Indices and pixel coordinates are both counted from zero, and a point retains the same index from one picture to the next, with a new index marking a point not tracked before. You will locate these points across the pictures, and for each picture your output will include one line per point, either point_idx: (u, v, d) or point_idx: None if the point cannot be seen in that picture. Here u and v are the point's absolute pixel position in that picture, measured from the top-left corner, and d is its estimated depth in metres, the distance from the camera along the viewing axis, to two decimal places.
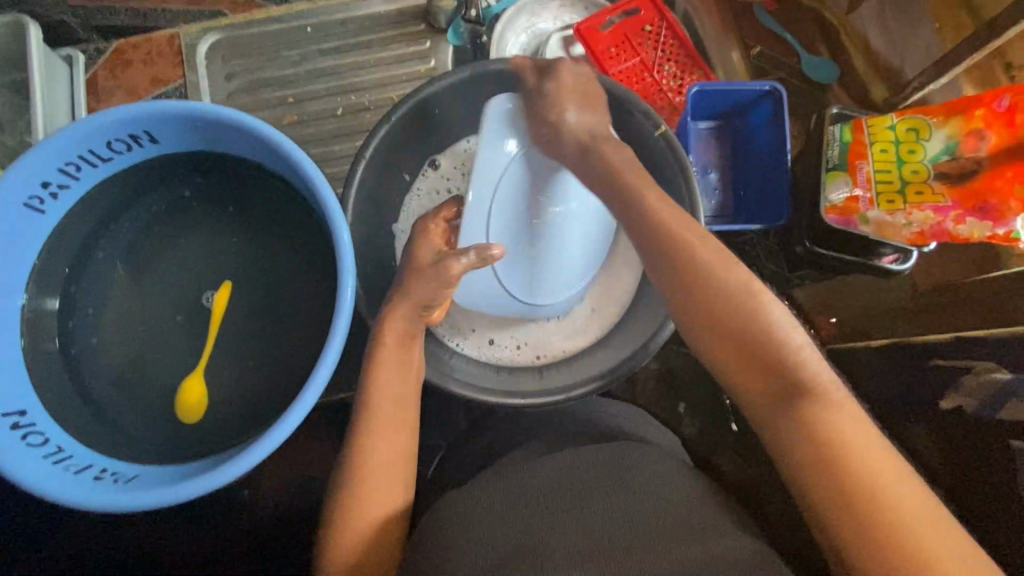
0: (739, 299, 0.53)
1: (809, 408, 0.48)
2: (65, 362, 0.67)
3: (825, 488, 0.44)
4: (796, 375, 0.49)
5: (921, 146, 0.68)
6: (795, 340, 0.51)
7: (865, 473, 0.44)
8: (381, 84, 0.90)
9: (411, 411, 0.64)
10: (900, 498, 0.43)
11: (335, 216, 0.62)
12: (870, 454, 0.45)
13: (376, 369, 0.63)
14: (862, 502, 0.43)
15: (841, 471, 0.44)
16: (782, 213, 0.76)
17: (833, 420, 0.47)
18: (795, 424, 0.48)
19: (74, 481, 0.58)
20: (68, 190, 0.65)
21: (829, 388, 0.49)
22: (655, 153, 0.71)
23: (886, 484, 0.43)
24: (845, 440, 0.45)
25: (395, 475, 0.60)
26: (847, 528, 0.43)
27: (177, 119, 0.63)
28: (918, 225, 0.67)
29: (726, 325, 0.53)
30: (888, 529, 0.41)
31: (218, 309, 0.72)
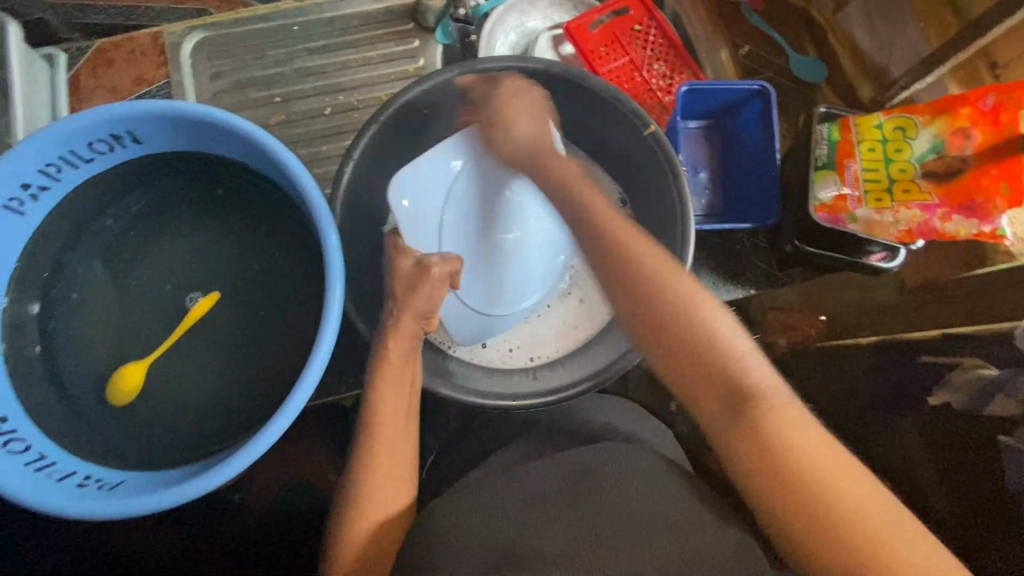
0: (675, 305, 0.50)
1: (753, 413, 0.46)
2: (46, 368, 0.66)
3: (768, 498, 0.45)
4: (735, 375, 0.48)
5: (908, 145, 0.69)
6: (740, 349, 0.49)
7: (817, 481, 0.43)
8: (370, 84, 0.89)
9: (411, 414, 0.64)
10: (853, 500, 0.43)
11: (323, 217, 0.61)
12: (815, 454, 0.44)
13: (381, 380, 0.63)
14: (819, 516, 0.43)
15: (798, 483, 0.44)
16: (770, 212, 0.76)
17: (779, 425, 0.46)
18: (744, 437, 0.46)
19: (56, 488, 0.57)
20: (49, 192, 0.64)
21: (767, 384, 0.48)
22: (645, 152, 0.71)
23: (835, 489, 0.43)
24: (791, 444, 0.45)
25: (398, 480, 0.60)
26: (809, 544, 0.43)
27: (160, 119, 0.62)
28: (905, 223, 0.68)
29: (672, 339, 0.50)
30: (841, 538, 0.42)
31: (194, 314, 0.70)
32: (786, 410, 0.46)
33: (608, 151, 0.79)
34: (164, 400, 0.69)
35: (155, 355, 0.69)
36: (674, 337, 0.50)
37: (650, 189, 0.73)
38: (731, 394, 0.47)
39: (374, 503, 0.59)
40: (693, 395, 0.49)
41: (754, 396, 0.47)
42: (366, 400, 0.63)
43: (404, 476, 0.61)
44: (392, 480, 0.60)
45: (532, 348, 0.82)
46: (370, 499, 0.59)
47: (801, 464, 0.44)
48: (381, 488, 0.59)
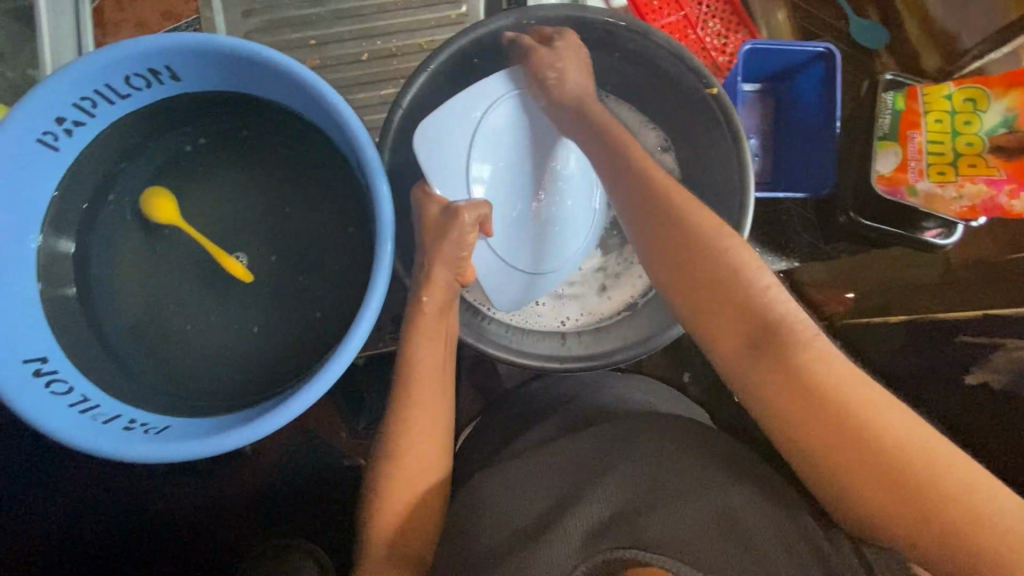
0: (727, 266, 0.53)
1: (790, 359, 0.48)
2: (84, 315, 0.65)
3: (825, 453, 0.46)
4: (767, 325, 0.50)
5: (978, 118, 0.66)
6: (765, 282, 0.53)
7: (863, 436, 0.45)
8: (409, 29, 0.85)
9: (447, 376, 0.64)
10: (907, 446, 0.44)
11: (373, 166, 0.59)
12: (868, 403, 0.46)
13: (410, 343, 0.62)
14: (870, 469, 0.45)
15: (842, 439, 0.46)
16: (826, 180, 0.73)
17: (819, 367, 0.48)
18: (784, 388, 0.48)
19: (104, 431, 0.56)
20: (83, 128, 0.61)
21: (795, 322, 0.50)
22: (704, 114, 0.68)
23: (890, 436, 0.45)
24: (841, 392, 0.46)
25: (439, 435, 0.61)
26: (864, 493, 0.45)
27: (201, 54, 0.59)
28: (969, 199, 0.65)
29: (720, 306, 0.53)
30: (892, 485, 0.44)
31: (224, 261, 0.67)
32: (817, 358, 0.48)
33: (662, 110, 0.76)
34: (203, 349, 0.68)
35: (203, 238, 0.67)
36: (726, 294, 0.52)
37: (708, 153, 0.71)
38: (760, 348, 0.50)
39: (417, 462, 0.60)
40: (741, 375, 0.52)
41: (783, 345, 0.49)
42: (403, 361, 0.63)
43: (439, 441, 0.61)
44: (428, 442, 0.61)
45: (569, 311, 0.80)
46: (411, 461, 0.60)
47: (849, 425, 0.45)
48: (419, 448, 0.60)
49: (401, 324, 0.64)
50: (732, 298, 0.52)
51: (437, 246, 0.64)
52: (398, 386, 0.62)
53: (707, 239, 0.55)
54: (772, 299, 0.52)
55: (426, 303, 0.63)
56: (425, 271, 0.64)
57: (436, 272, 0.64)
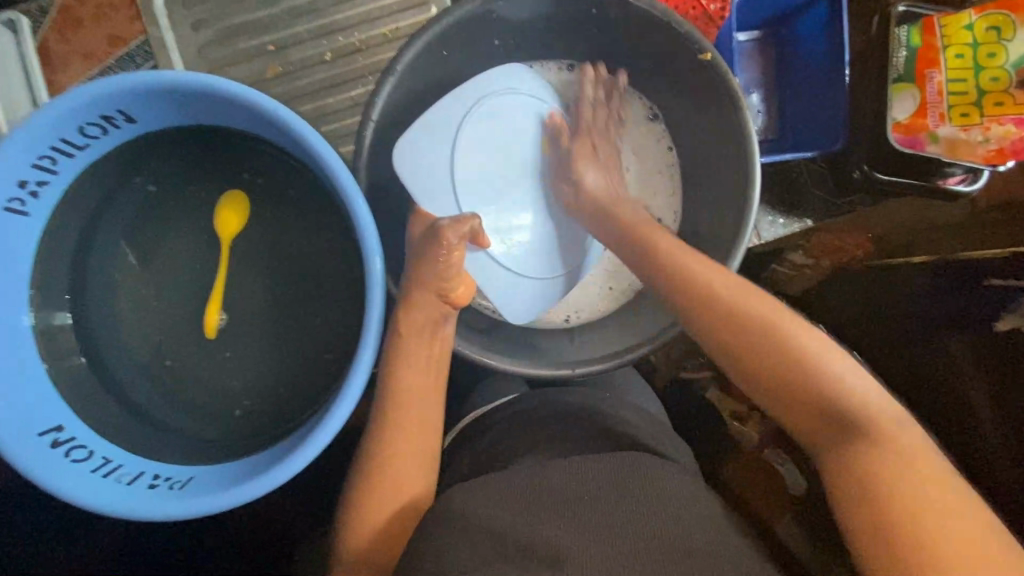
0: (793, 355, 0.49)
1: (865, 445, 0.46)
2: (89, 374, 0.64)
3: (874, 549, 0.42)
4: (845, 405, 0.47)
5: (1004, 48, 0.59)
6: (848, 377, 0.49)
7: (905, 500, 0.42)
8: (370, 20, 0.78)
9: (435, 401, 0.61)
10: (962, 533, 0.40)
11: (350, 192, 0.55)
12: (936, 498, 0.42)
13: (395, 369, 0.61)
14: (880, 514, 0.43)
15: (893, 527, 0.42)
16: (837, 135, 0.67)
17: (894, 462, 0.44)
18: (854, 484, 0.45)
19: (129, 493, 0.57)
20: (48, 187, 0.59)
21: (872, 408, 0.47)
22: (697, 82, 0.63)
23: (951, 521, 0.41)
24: (885, 466, 0.44)
25: (428, 440, 0.60)
26: (866, 536, 0.43)
27: (151, 93, 0.55)
28: (997, 142, 0.60)
29: (809, 401, 0.49)
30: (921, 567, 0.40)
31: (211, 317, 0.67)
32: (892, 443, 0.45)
33: (652, 79, 0.70)
34: (214, 392, 0.68)
35: (220, 281, 0.67)
36: (800, 382, 0.49)
37: (705, 125, 0.65)
38: (833, 421, 0.48)
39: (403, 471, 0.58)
40: (808, 430, 0.49)
41: (866, 431, 0.46)
42: (391, 384, 0.61)
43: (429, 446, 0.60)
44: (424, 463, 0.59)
45: (569, 307, 0.75)
46: (398, 471, 0.57)
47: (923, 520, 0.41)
48: (409, 453, 0.58)
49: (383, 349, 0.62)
50: (808, 387, 0.49)
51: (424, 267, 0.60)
52: (395, 412, 0.60)
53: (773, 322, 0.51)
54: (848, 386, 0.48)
55: (409, 322, 0.61)
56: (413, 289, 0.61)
57: (421, 286, 0.60)
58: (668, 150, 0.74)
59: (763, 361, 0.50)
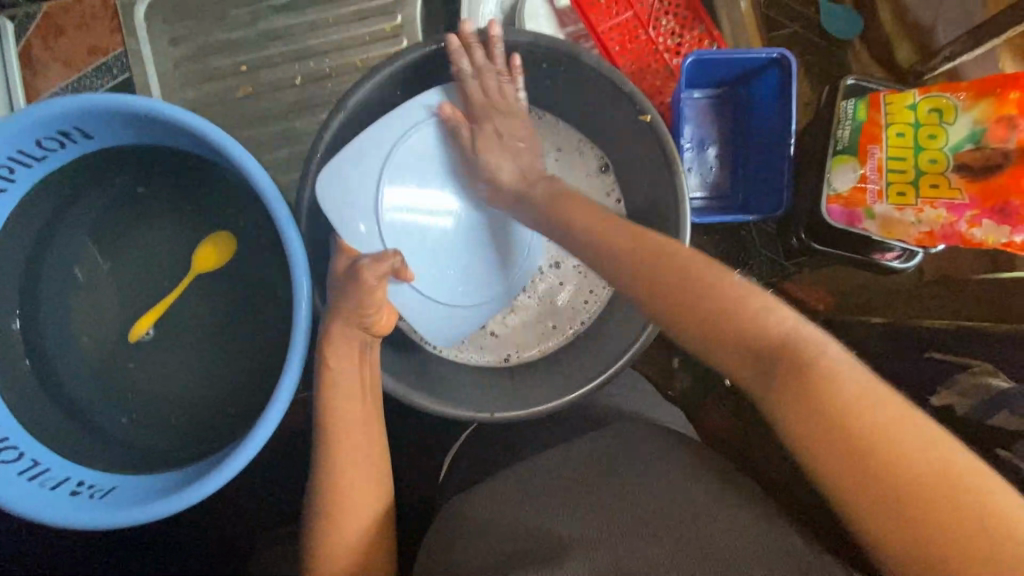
0: (725, 299, 0.46)
1: (807, 382, 0.41)
2: (32, 373, 0.66)
3: (857, 500, 0.38)
4: (781, 345, 0.43)
5: (943, 131, 0.59)
6: (783, 317, 0.44)
7: (870, 435, 0.38)
8: (342, 47, 0.81)
9: (371, 431, 0.62)
10: (968, 475, 0.37)
11: (285, 225, 0.57)
12: (892, 440, 0.38)
13: (330, 398, 0.61)
14: (853, 462, 0.38)
15: (863, 467, 0.38)
16: (780, 201, 0.69)
17: (848, 389, 0.40)
18: (811, 428, 0.40)
19: (51, 497, 0.58)
20: (4, 193, 0.61)
21: (810, 344, 0.43)
22: (641, 140, 0.64)
23: (910, 459, 0.37)
24: (841, 399, 0.40)
25: (375, 463, 0.62)
26: (842, 482, 0.39)
27: (104, 113, 0.57)
28: (928, 225, 0.60)
29: (740, 345, 0.45)
30: (902, 510, 0.37)
31: (141, 326, 0.69)
32: (832, 371, 0.41)
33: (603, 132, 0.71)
34: (154, 401, 0.70)
35: (166, 301, 0.70)
36: (735, 332, 0.45)
37: (648, 182, 0.66)
38: (772, 368, 0.43)
39: (358, 493, 0.60)
40: (747, 375, 0.45)
41: (810, 373, 0.41)
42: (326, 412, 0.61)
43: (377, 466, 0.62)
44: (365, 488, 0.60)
45: (511, 342, 0.77)
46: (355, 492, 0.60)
47: (876, 455, 0.38)
48: (361, 479, 0.60)
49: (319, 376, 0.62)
50: (738, 337, 0.45)
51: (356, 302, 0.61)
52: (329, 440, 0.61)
53: (706, 281, 0.47)
54: (777, 323, 0.44)
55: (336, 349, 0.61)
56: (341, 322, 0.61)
57: (342, 323, 0.61)
58: (616, 200, 0.74)
59: (702, 321, 0.46)
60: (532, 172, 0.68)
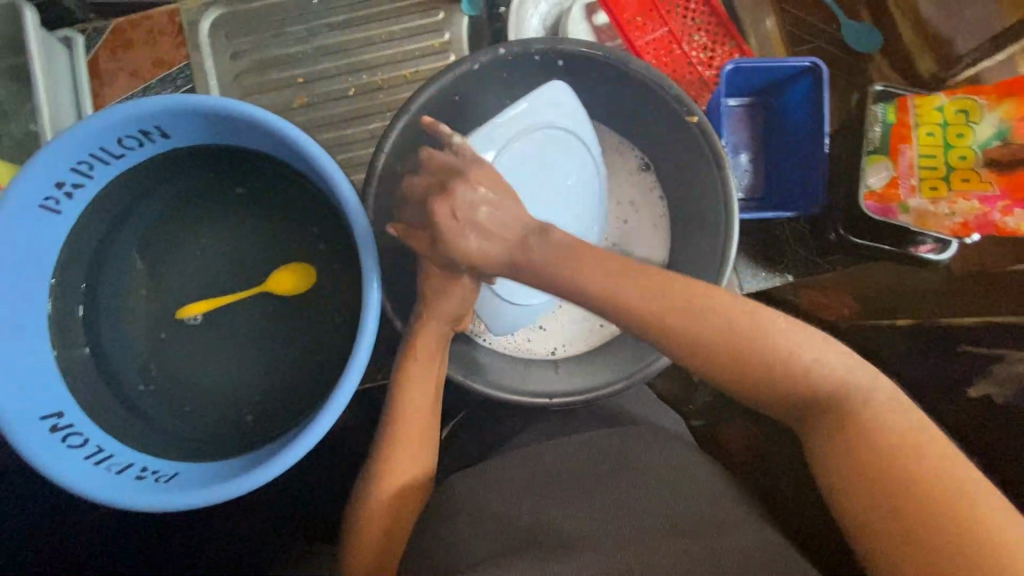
0: (776, 347, 0.50)
1: (834, 413, 0.50)
2: (95, 364, 0.68)
3: (878, 518, 0.45)
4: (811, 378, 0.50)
5: (970, 130, 0.64)
6: (810, 350, 0.51)
7: (870, 447, 0.47)
8: (393, 62, 0.86)
9: (433, 424, 0.63)
10: (950, 481, 0.44)
11: (357, 216, 0.60)
12: (908, 452, 0.46)
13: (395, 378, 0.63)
14: (850, 467, 0.47)
15: (869, 478, 0.46)
16: (817, 198, 0.72)
17: (858, 414, 0.49)
18: (835, 449, 0.49)
19: (118, 482, 0.59)
20: (82, 189, 0.63)
21: (832, 377, 0.50)
22: (686, 141, 0.68)
23: (913, 472, 0.45)
24: (866, 439, 0.47)
25: (422, 449, 0.62)
26: (858, 499, 0.46)
27: (188, 114, 0.61)
28: (962, 216, 0.64)
29: (785, 378, 0.51)
30: (909, 519, 0.44)
31: (190, 310, 0.71)
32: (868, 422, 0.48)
33: (645, 136, 0.75)
34: (209, 393, 0.72)
35: (227, 297, 0.72)
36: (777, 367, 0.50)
37: (691, 182, 0.70)
38: (819, 413, 0.50)
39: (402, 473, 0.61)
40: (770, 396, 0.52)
41: (829, 399, 0.50)
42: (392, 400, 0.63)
43: (425, 449, 0.63)
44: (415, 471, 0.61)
45: (556, 338, 0.79)
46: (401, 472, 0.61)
47: (879, 469, 0.46)
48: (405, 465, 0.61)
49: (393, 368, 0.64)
50: (779, 371, 0.51)
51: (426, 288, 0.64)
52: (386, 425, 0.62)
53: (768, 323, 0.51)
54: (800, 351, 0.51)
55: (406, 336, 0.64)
56: (418, 309, 0.64)
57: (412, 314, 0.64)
58: (657, 198, 0.79)
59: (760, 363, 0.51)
60: (511, 240, 0.56)
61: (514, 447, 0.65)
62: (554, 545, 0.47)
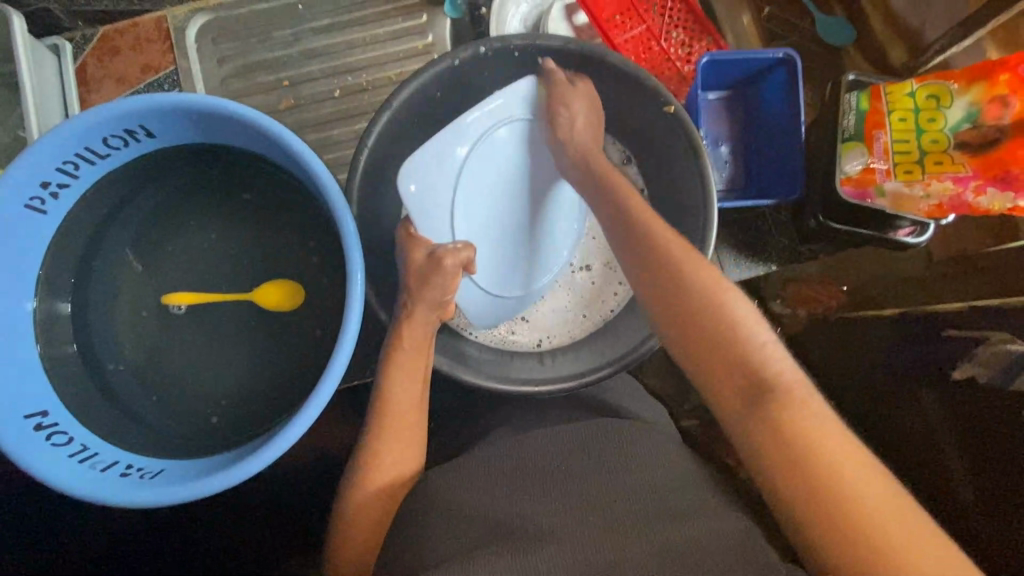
0: (718, 315, 0.51)
1: (769, 403, 0.46)
2: (81, 364, 0.68)
3: (805, 513, 0.42)
4: (749, 361, 0.49)
5: (941, 115, 0.66)
6: (760, 338, 0.50)
7: (808, 442, 0.44)
8: (378, 63, 0.87)
9: (421, 417, 0.63)
10: (882, 496, 0.41)
11: (340, 208, 0.60)
12: (844, 457, 0.43)
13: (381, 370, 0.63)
14: (783, 460, 0.44)
15: (802, 472, 0.43)
16: (794, 187, 0.74)
17: (800, 409, 0.46)
18: (766, 437, 0.46)
19: (101, 478, 0.59)
20: (68, 189, 0.64)
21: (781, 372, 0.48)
22: (665, 131, 0.69)
23: (844, 475, 0.42)
24: (805, 433, 0.44)
25: (409, 442, 0.61)
26: (788, 492, 0.43)
27: (172, 112, 0.62)
28: (937, 197, 0.65)
29: (726, 350, 0.50)
30: (837, 520, 0.41)
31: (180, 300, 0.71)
32: (806, 418, 0.45)
33: (626, 129, 0.76)
34: (196, 392, 0.72)
35: (211, 296, 0.72)
36: (716, 342, 0.50)
37: (672, 172, 0.72)
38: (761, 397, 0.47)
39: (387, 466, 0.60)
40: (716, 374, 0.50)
41: (766, 389, 0.47)
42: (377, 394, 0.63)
43: (415, 441, 0.62)
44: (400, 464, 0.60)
45: (543, 330, 0.79)
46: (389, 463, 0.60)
47: (813, 466, 0.43)
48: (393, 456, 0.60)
49: (378, 362, 0.64)
50: (716, 344, 0.50)
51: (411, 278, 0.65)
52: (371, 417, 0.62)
53: (716, 292, 0.53)
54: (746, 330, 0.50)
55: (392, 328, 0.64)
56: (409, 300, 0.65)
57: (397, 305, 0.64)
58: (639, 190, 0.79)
59: (707, 331, 0.51)
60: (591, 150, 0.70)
61: (499, 435, 0.65)
62: (537, 528, 0.48)
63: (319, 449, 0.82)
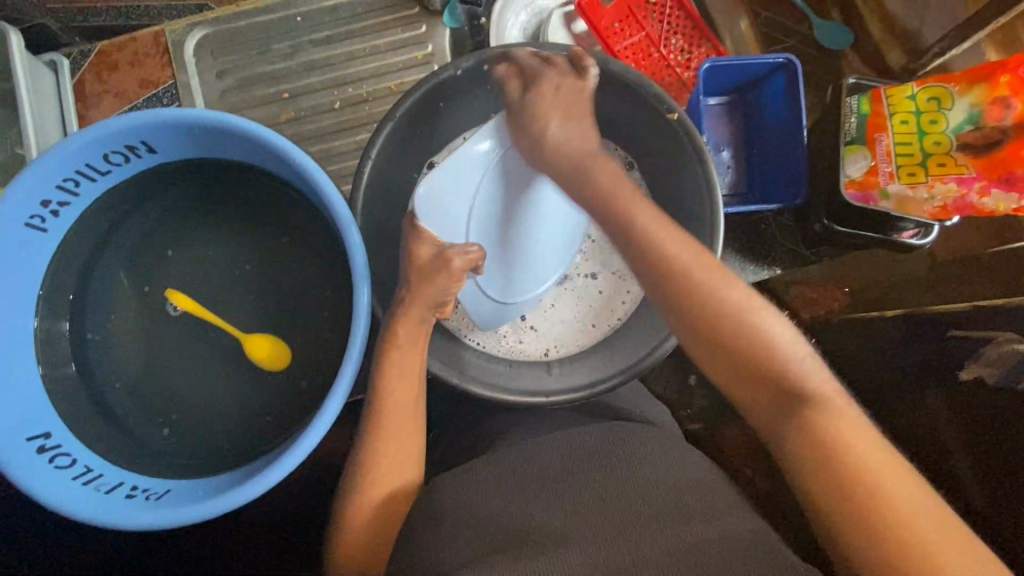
0: (750, 334, 0.49)
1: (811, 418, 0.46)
2: (82, 384, 0.67)
3: (846, 528, 0.42)
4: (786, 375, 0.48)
5: (943, 116, 0.66)
6: (799, 354, 0.48)
7: (852, 458, 0.43)
8: (378, 74, 0.87)
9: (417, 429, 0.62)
10: (929, 511, 0.41)
11: (345, 220, 0.60)
12: (890, 473, 0.42)
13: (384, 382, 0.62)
14: (824, 473, 0.44)
15: (841, 489, 0.43)
16: (798, 191, 0.74)
17: (842, 425, 0.45)
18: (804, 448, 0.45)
19: (105, 501, 0.58)
20: (69, 207, 0.63)
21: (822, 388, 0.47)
22: (668, 138, 0.69)
23: (890, 489, 0.42)
24: (847, 448, 0.44)
25: (407, 455, 0.60)
26: (827, 508, 0.43)
27: (173, 128, 0.61)
28: (941, 199, 0.66)
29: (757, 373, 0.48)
30: (884, 536, 0.40)
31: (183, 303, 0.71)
32: (847, 432, 0.44)
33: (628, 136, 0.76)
34: (199, 407, 0.71)
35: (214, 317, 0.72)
36: (746, 356, 0.49)
37: (675, 178, 0.71)
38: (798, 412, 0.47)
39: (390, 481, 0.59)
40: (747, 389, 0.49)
41: (807, 401, 0.47)
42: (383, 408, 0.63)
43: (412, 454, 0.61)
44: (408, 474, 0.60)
45: (550, 340, 0.79)
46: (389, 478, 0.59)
47: (856, 482, 0.42)
48: (386, 471, 0.59)
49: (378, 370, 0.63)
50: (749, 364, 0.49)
51: (417, 287, 0.64)
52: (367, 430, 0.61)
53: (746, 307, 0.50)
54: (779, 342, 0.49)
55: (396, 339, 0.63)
56: (405, 308, 0.63)
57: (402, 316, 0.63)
58: None
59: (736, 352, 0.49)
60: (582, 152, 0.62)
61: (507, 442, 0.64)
62: (555, 537, 0.47)
63: (324, 464, 0.81)
